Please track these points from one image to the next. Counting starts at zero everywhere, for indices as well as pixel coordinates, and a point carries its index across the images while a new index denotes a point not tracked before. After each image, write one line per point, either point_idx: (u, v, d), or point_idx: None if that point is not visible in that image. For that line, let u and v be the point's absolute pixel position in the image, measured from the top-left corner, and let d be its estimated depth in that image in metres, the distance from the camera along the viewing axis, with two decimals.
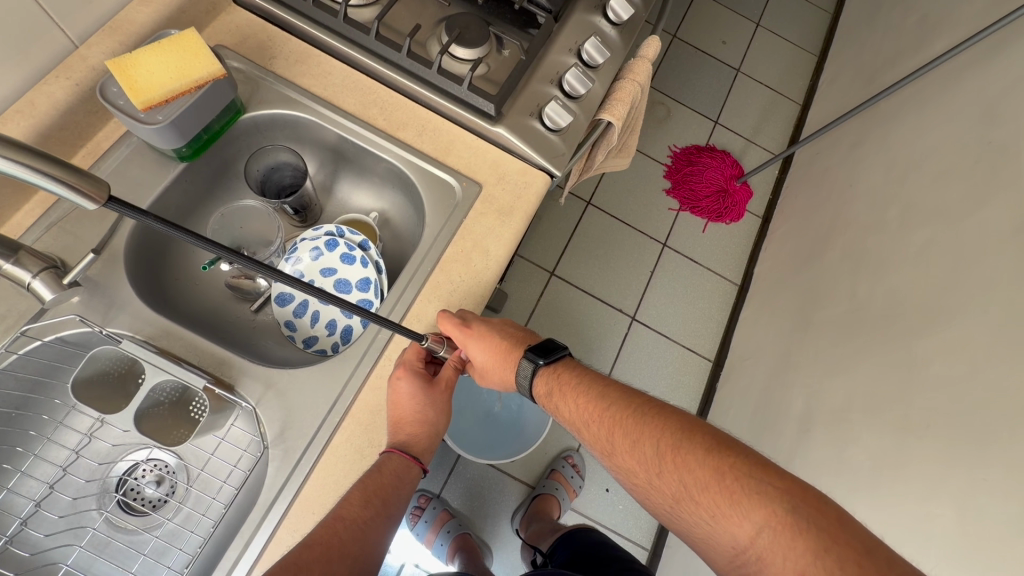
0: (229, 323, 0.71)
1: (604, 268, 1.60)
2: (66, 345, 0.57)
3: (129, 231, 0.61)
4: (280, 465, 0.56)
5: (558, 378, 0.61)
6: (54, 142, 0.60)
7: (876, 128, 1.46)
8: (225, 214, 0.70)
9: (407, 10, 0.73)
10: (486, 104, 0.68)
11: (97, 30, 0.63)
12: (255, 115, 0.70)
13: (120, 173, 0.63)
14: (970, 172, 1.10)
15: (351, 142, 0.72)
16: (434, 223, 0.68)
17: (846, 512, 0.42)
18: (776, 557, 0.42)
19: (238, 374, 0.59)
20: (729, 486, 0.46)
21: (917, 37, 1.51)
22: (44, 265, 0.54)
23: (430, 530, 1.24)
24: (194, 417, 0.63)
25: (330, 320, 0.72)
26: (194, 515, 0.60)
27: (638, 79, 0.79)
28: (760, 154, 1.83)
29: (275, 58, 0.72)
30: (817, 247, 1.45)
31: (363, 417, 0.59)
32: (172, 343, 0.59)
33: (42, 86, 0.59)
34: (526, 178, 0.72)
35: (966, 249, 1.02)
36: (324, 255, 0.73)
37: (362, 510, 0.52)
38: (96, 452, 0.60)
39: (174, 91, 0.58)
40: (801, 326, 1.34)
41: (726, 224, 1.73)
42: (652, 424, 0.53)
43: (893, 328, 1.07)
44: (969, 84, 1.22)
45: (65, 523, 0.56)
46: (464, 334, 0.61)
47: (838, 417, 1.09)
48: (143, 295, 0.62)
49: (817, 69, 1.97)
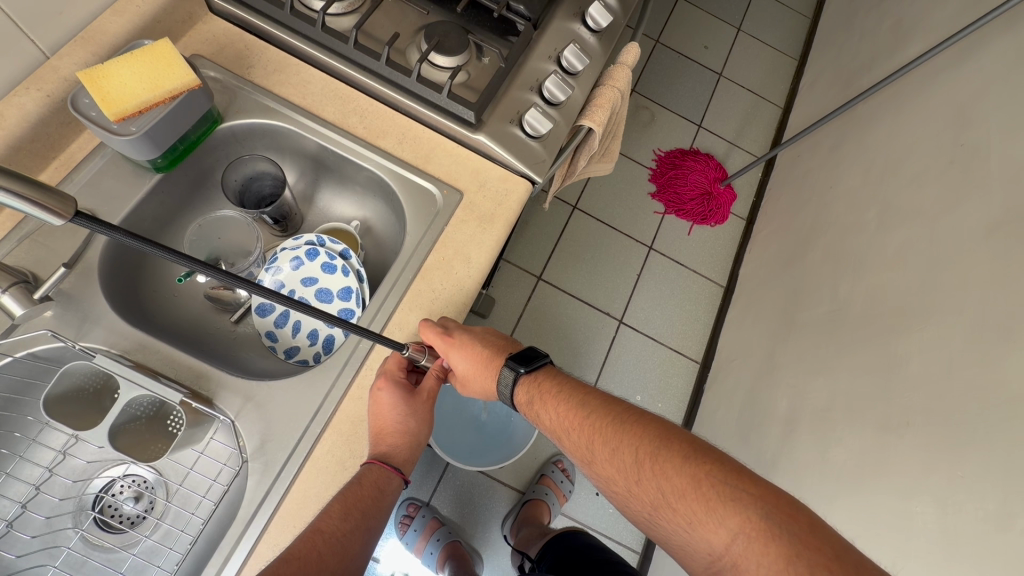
0: (208, 335, 0.70)
1: (591, 271, 1.61)
2: (38, 360, 0.55)
3: (102, 246, 0.60)
4: (260, 479, 0.55)
5: (538, 387, 0.61)
6: (25, 154, 0.59)
7: (855, 130, 1.48)
8: (203, 224, 0.69)
9: (387, 18, 0.73)
10: (466, 111, 0.68)
11: (69, 41, 0.62)
12: (233, 124, 0.69)
13: (94, 185, 0.62)
14: (945, 173, 1.12)
15: (331, 151, 0.72)
16: (415, 231, 0.68)
17: (819, 518, 0.43)
18: (750, 563, 0.42)
19: (216, 388, 0.58)
20: (705, 493, 0.46)
21: (893, 41, 1.54)
22: (14, 280, 0.53)
23: (420, 539, 1.24)
24: (172, 432, 0.62)
25: (311, 330, 0.71)
26: (173, 531, 0.59)
27: (618, 85, 0.78)
28: (742, 157, 1.85)
29: (253, 67, 0.71)
30: (799, 248, 1.47)
31: (344, 427, 0.58)
32: (147, 357, 0.58)
33: (12, 97, 0.58)
34: (508, 185, 0.72)
35: (942, 248, 1.04)
36: (305, 264, 0.72)
37: (341, 523, 0.52)
38: (72, 470, 0.59)
39: (146, 101, 0.58)
40: (785, 325, 1.35)
41: (712, 226, 1.75)
42: (630, 432, 0.53)
43: (873, 328, 1.09)
44: (943, 87, 1.24)
45: (39, 543, 0.55)
46: (445, 343, 0.61)
47: (821, 417, 1.10)
48: (119, 308, 0.61)
49: (797, 73, 2.00)
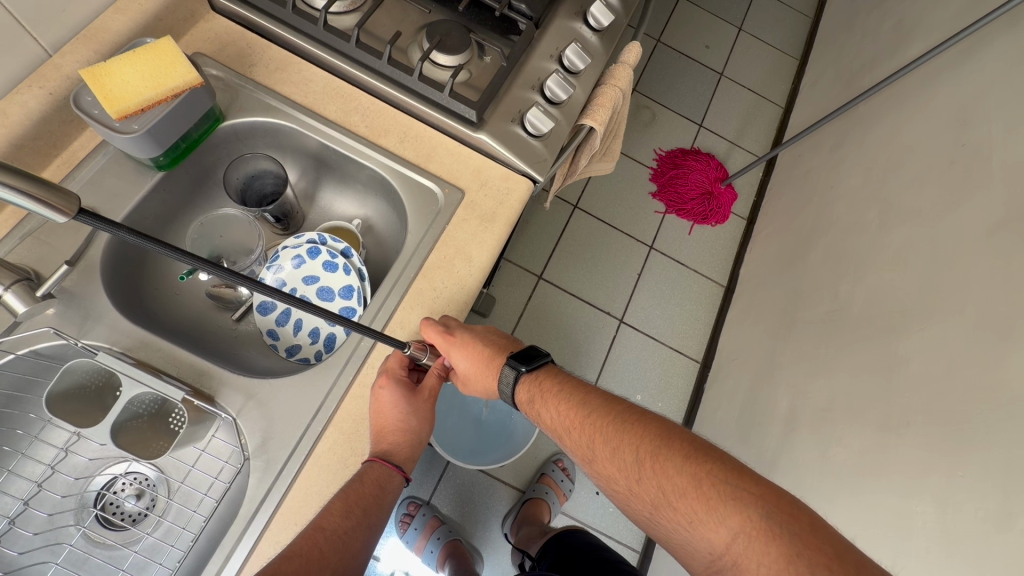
0: (210, 333, 0.71)
1: (591, 270, 1.61)
2: (41, 357, 0.56)
3: (104, 243, 0.60)
4: (261, 477, 0.55)
5: (539, 385, 0.61)
6: (28, 152, 0.59)
7: (856, 130, 1.48)
8: (204, 223, 0.69)
9: (388, 16, 0.73)
10: (468, 110, 0.68)
11: (72, 39, 0.62)
12: (234, 123, 0.69)
13: (96, 183, 0.62)
14: (946, 173, 1.12)
15: (333, 150, 0.72)
16: (417, 230, 0.68)
17: (820, 518, 0.43)
18: (750, 562, 0.42)
19: (218, 386, 0.58)
20: (706, 492, 0.46)
21: (895, 41, 1.54)
22: (17, 278, 0.54)
23: (420, 537, 1.24)
24: (173, 429, 0.62)
25: (312, 328, 0.71)
26: (175, 528, 0.59)
27: (619, 84, 0.78)
28: (743, 157, 1.85)
29: (254, 65, 0.71)
30: (800, 247, 1.47)
31: (345, 425, 0.59)
32: (149, 354, 0.58)
33: (15, 95, 0.58)
34: (510, 184, 0.72)
35: (943, 248, 1.04)
36: (306, 263, 0.72)
37: (342, 520, 0.52)
38: (74, 467, 0.59)
39: (149, 99, 0.58)
40: (786, 325, 1.35)
41: (712, 225, 1.75)
42: (630, 431, 0.53)
43: (873, 328, 1.09)
44: (944, 87, 1.24)
45: (41, 540, 0.55)
46: (446, 342, 0.61)
47: (822, 417, 1.10)
48: (122, 306, 0.61)
49: (798, 73, 2.00)
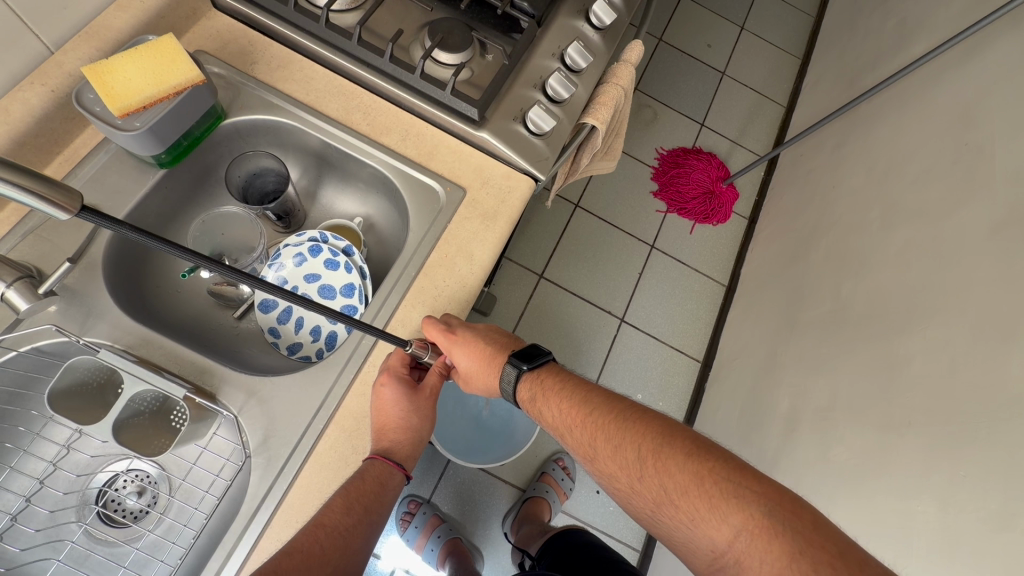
0: (212, 330, 0.71)
1: (592, 269, 1.61)
2: (43, 354, 0.56)
3: (106, 241, 0.60)
4: (263, 474, 0.55)
5: (541, 383, 0.61)
6: (30, 148, 0.59)
7: (858, 129, 1.48)
8: (206, 221, 0.69)
9: (391, 14, 0.73)
10: (469, 108, 0.68)
11: (74, 36, 0.62)
12: (236, 120, 0.69)
13: (98, 180, 0.62)
14: (949, 173, 1.12)
15: (335, 148, 0.72)
16: (418, 228, 0.68)
17: (822, 516, 0.43)
18: (753, 559, 0.42)
19: (220, 383, 0.59)
20: (708, 489, 0.46)
21: (898, 40, 1.54)
22: (19, 274, 0.53)
23: (420, 536, 1.24)
24: (174, 427, 0.61)
25: (313, 326, 0.71)
26: (176, 525, 0.59)
27: (621, 83, 0.78)
28: (745, 156, 1.85)
29: (256, 63, 0.71)
30: (801, 247, 1.46)
31: (346, 423, 0.59)
32: (150, 352, 0.58)
33: (16, 92, 0.58)
34: (510, 182, 0.72)
35: (946, 248, 1.04)
36: (307, 261, 0.72)
37: (343, 517, 0.52)
38: (75, 464, 0.59)
39: (151, 97, 0.58)
40: (787, 325, 1.35)
41: (714, 224, 1.74)
42: (632, 429, 0.53)
43: (875, 328, 1.09)
44: (948, 86, 1.23)
45: (43, 537, 0.55)
46: (448, 340, 0.61)
47: (823, 417, 1.10)
48: (123, 303, 0.61)
49: (799, 72, 2.00)
